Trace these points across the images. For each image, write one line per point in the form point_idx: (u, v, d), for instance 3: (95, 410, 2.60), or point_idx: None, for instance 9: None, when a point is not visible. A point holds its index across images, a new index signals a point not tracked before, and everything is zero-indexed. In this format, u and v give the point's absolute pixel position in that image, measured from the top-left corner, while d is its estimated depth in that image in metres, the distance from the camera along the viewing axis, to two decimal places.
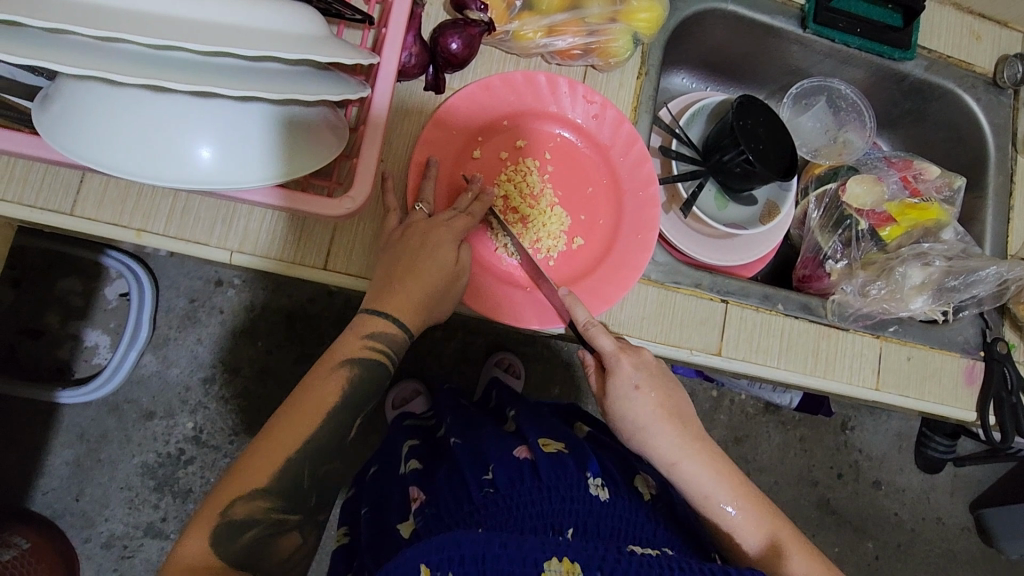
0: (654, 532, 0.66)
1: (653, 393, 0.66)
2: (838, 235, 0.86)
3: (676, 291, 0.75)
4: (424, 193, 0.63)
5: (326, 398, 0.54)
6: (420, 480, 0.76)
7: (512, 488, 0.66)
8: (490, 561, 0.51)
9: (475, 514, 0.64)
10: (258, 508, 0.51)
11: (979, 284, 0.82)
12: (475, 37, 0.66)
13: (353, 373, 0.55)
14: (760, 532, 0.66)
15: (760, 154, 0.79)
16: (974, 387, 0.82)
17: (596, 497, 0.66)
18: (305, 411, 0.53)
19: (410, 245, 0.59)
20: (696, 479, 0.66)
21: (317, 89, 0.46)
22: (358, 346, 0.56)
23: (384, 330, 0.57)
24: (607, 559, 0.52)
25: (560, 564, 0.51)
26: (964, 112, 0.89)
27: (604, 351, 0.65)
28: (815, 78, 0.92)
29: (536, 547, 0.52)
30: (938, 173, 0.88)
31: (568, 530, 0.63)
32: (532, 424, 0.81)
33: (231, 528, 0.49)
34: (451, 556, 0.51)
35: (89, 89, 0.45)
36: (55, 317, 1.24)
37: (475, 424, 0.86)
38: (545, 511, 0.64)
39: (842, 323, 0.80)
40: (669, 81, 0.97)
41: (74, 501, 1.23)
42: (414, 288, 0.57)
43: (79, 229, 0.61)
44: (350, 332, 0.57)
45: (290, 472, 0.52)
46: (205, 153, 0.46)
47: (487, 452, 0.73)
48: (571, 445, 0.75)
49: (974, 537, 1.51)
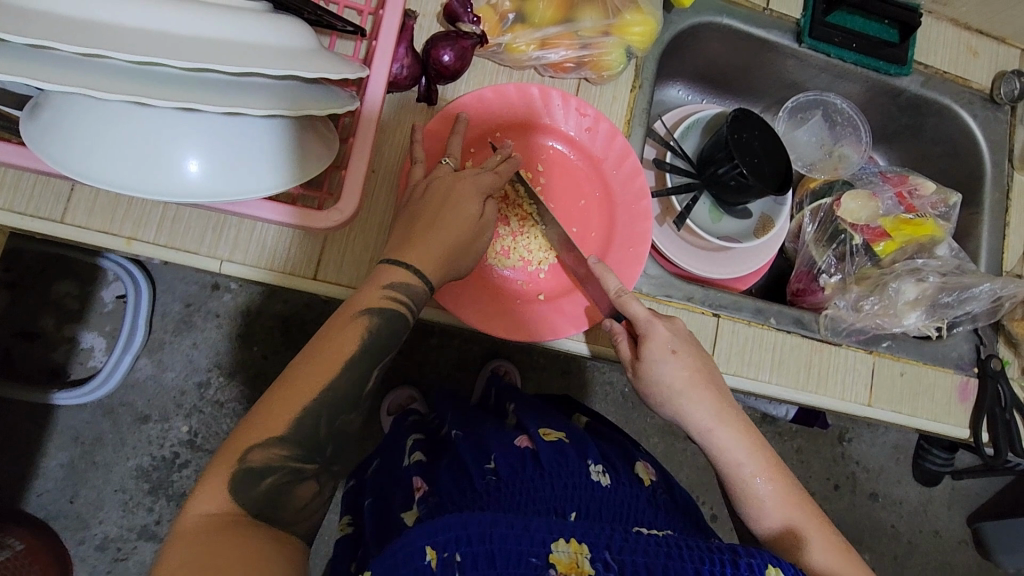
0: (655, 517, 0.67)
1: (688, 359, 0.65)
2: (833, 250, 0.86)
3: (667, 303, 0.75)
4: (451, 146, 0.64)
5: (344, 348, 0.54)
6: (422, 471, 0.75)
7: (514, 475, 0.66)
8: (497, 541, 0.49)
9: (478, 500, 0.64)
10: (276, 455, 0.50)
11: (972, 300, 0.82)
12: (467, 49, 0.66)
13: (373, 321, 0.55)
14: (789, 514, 0.62)
15: (754, 168, 0.79)
16: (968, 403, 0.81)
17: (599, 483, 0.68)
18: (328, 356, 0.53)
19: (434, 199, 0.60)
20: (728, 447, 0.65)
21: (303, 104, 0.46)
22: (378, 296, 0.55)
23: (404, 281, 0.56)
24: (613, 539, 0.51)
25: (568, 544, 0.50)
26: (960, 128, 0.89)
27: (638, 318, 0.65)
28: (810, 92, 0.92)
29: (542, 528, 0.51)
30: (933, 189, 0.88)
31: (570, 514, 0.64)
32: (532, 416, 0.81)
33: (252, 474, 0.48)
34: (458, 536, 0.49)
35: (74, 101, 0.45)
36: (51, 320, 1.25)
37: (477, 420, 0.86)
38: (547, 497, 0.65)
39: (834, 338, 0.79)
40: (664, 93, 0.97)
41: (68, 503, 1.23)
42: (435, 239, 0.58)
43: (69, 236, 0.61)
44: (376, 279, 0.56)
45: (308, 422, 0.51)
46: (190, 167, 0.46)
47: (489, 442, 0.74)
48: (570, 434, 0.77)
49: (970, 550, 1.50)
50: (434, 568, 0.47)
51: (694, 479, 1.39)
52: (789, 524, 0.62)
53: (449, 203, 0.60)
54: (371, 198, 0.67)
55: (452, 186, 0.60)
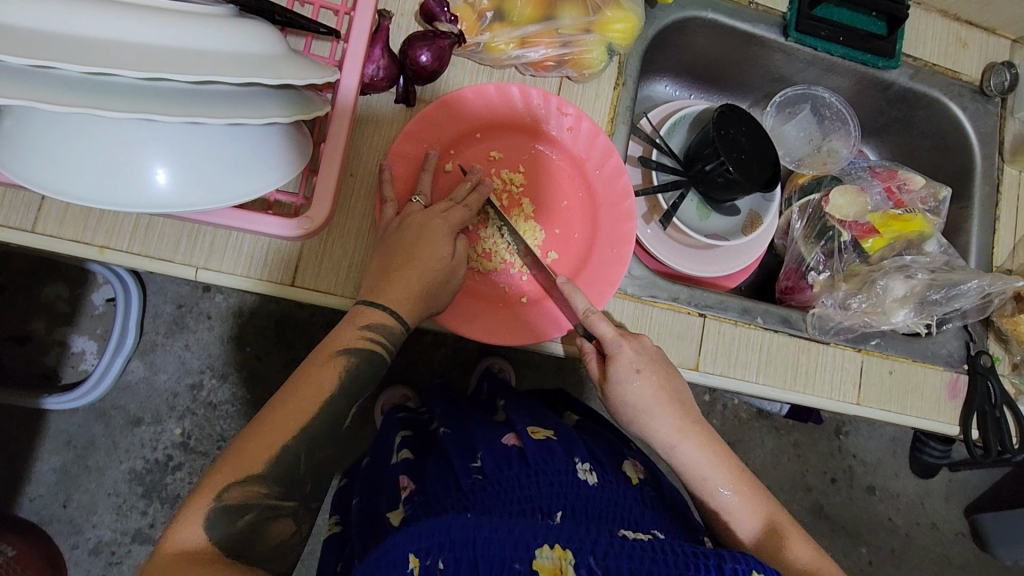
0: (643, 513, 0.64)
1: (652, 379, 0.64)
2: (821, 247, 0.85)
3: (652, 304, 0.74)
4: (420, 184, 0.63)
5: (321, 391, 0.53)
6: (408, 469, 0.75)
7: (500, 472, 0.66)
8: (481, 545, 0.49)
9: (463, 500, 0.63)
10: (252, 492, 0.49)
11: (962, 297, 0.81)
12: (445, 49, 0.65)
13: (351, 360, 0.55)
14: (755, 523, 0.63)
15: (740, 165, 0.78)
16: (958, 400, 0.80)
17: (584, 481, 0.65)
18: (302, 398, 0.53)
19: (408, 236, 0.59)
20: (699, 461, 0.64)
21: (269, 112, 0.45)
22: (355, 336, 0.56)
23: (379, 322, 0.56)
24: (599, 543, 0.50)
25: (551, 551, 0.48)
26: (951, 121, 0.88)
27: (604, 337, 0.64)
28: (799, 86, 0.91)
29: (527, 532, 0.49)
30: (923, 184, 0.87)
31: (557, 513, 0.60)
32: (521, 414, 0.80)
33: (228, 511, 0.47)
34: (441, 541, 0.49)
35: (33, 112, 0.44)
36: (42, 323, 1.24)
37: (464, 417, 0.85)
38: (533, 494, 0.63)
39: (822, 337, 0.79)
40: (652, 89, 0.96)
41: (61, 508, 1.22)
42: (413, 277, 0.58)
43: (40, 245, 0.60)
44: (349, 321, 0.56)
45: (287, 456, 0.51)
46: (158, 177, 0.45)
47: (476, 441, 0.73)
48: (559, 432, 0.75)
49: (968, 542, 1.50)
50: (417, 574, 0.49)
51: None
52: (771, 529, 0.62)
53: (425, 234, 0.59)
54: (351, 203, 0.66)
55: (424, 221, 0.60)
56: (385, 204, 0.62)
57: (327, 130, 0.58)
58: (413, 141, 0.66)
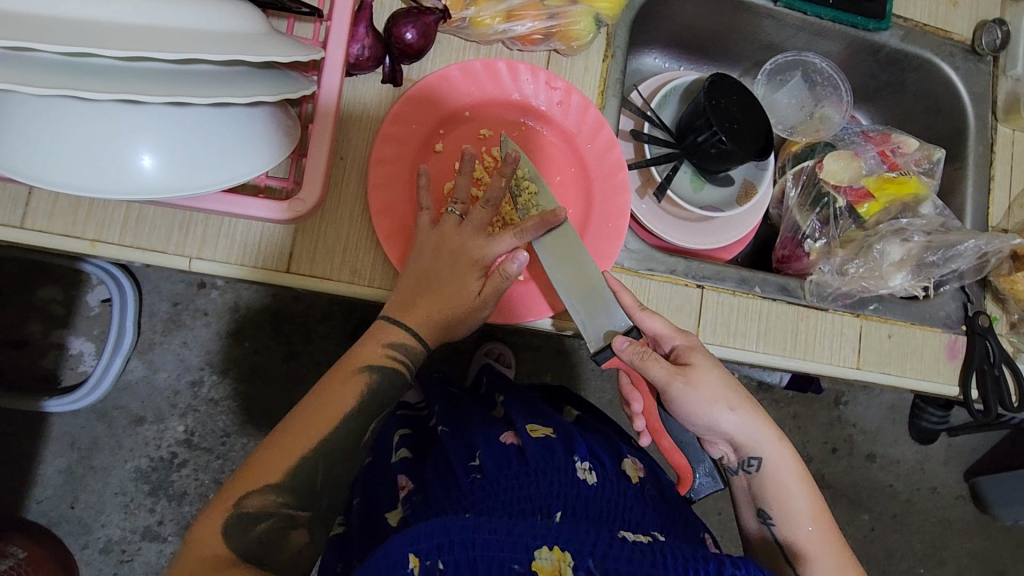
0: (643, 513, 0.65)
1: (734, 389, 0.61)
2: (817, 214, 0.85)
3: (650, 278, 0.74)
4: (458, 193, 0.63)
5: (343, 402, 0.56)
6: (408, 469, 0.77)
7: (499, 471, 0.67)
8: (480, 547, 0.49)
9: (462, 499, 0.65)
10: (270, 502, 0.52)
11: (958, 258, 0.81)
12: (430, 25, 0.64)
13: (371, 377, 0.58)
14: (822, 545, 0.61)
15: (733, 134, 0.77)
16: (957, 361, 0.81)
17: (584, 481, 0.66)
18: (321, 415, 0.55)
19: (441, 259, 0.61)
20: (779, 475, 0.62)
21: (254, 91, 0.44)
22: (377, 353, 0.59)
23: (401, 341, 0.59)
24: (599, 544, 0.49)
25: (551, 552, 0.48)
26: (942, 82, 0.87)
27: (662, 329, 0.64)
28: (789, 52, 0.90)
29: (526, 533, 0.50)
30: (917, 146, 0.86)
31: (557, 512, 0.61)
32: (521, 410, 0.81)
33: (244, 520, 0.50)
34: (440, 543, 0.49)
35: (13, 97, 0.43)
36: (38, 326, 1.23)
37: (464, 412, 0.85)
38: (533, 495, 0.63)
39: (820, 304, 0.79)
40: (640, 62, 0.94)
41: (69, 509, 1.23)
42: (433, 307, 0.60)
43: (30, 241, 0.59)
44: (372, 338, 0.59)
45: (303, 473, 0.53)
46: (143, 163, 0.44)
47: (474, 437, 0.75)
48: (558, 429, 0.76)
49: (968, 505, 1.52)
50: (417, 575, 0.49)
51: None
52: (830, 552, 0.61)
53: (455, 262, 0.61)
54: (341, 187, 0.65)
55: (460, 245, 0.61)
56: (420, 212, 0.62)
57: (312, 124, 0.57)
58: (402, 120, 0.65)
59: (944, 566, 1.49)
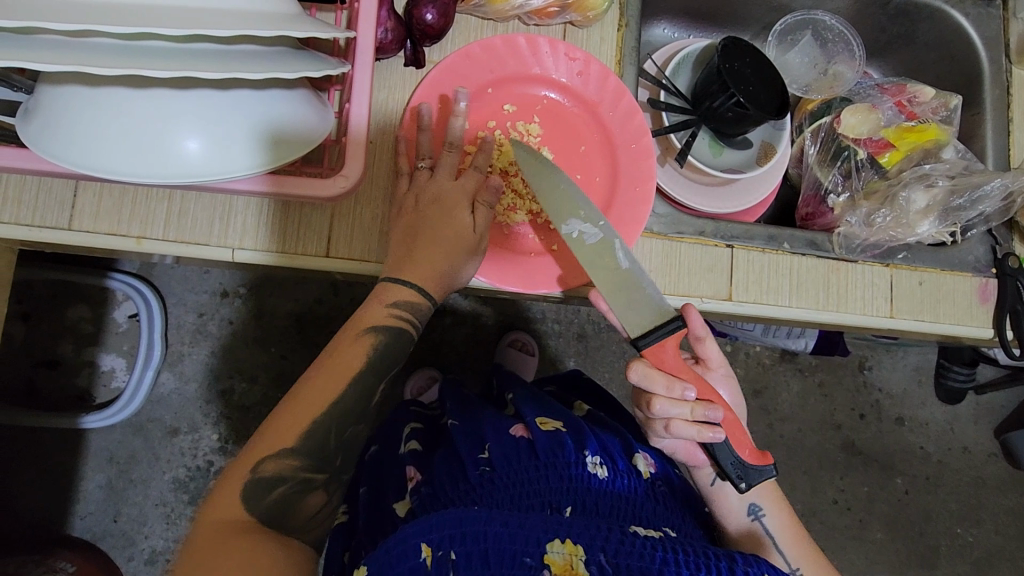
0: (654, 510, 0.66)
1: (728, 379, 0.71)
2: (838, 168, 0.85)
3: (680, 240, 0.75)
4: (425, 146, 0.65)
5: (353, 363, 0.57)
6: (416, 460, 0.77)
7: (509, 465, 0.67)
8: (492, 539, 0.50)
9: (471, 492, 0.65)
10: (287, 466, 0.52)
11: (986, 200, 0.80)
12: (449, 5, 0.65)
13: (378, 338, 0.58)
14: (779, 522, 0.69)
15: (750, 95, 0.77)
16: (989, 304, 0.81)
17: (594, 475, 0.67)
18: (333, 374, 0.56)
19: (427, 210, 0.62)
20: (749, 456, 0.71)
21: (294, 66, 0.46)
22: (384, 313, 0.58)
23: (406, 297, 0.59)
24: (610, 540, 0.52)
25: (562, 545, 0.51)
26: (954, 29, 0.87)
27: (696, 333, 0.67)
28: (798, 12, 0.91)
29: (538, 526, 0.51)
30: (933, 95, 0.87)
31: (566, 508, 0.62)
32: (529, 403, 0.81)
33: (263, 484, 0.51)
34: (453, 533, 0.50)
35: (67, 89, 0.45)
36: (69, 345, 1.25)
37: (476, 406, 0.84)
38: (542, 489, 0.64)
39: (850, 255, 0.79)
40: (651, 33, 0.96)
41: (112, 522, 1.25)
42: (435, 254, 0.60)
43: (80, 241, 0.61)
44: (377, 299, 0.59)
45: (319, 434, 0.54)
46: (189, 146, 0.47)
47: (483, 429, 0.74)
48: (568, 424, 0.76)
49: (1001, 462, 1.50)
50: (429, 565, 0.49)
51: None
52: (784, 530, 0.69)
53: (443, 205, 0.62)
54: (375, 169, 0.67)
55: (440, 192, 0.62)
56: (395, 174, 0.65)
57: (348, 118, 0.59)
58: (429, 101, 0.66)
59: (982, 525, 1.48)
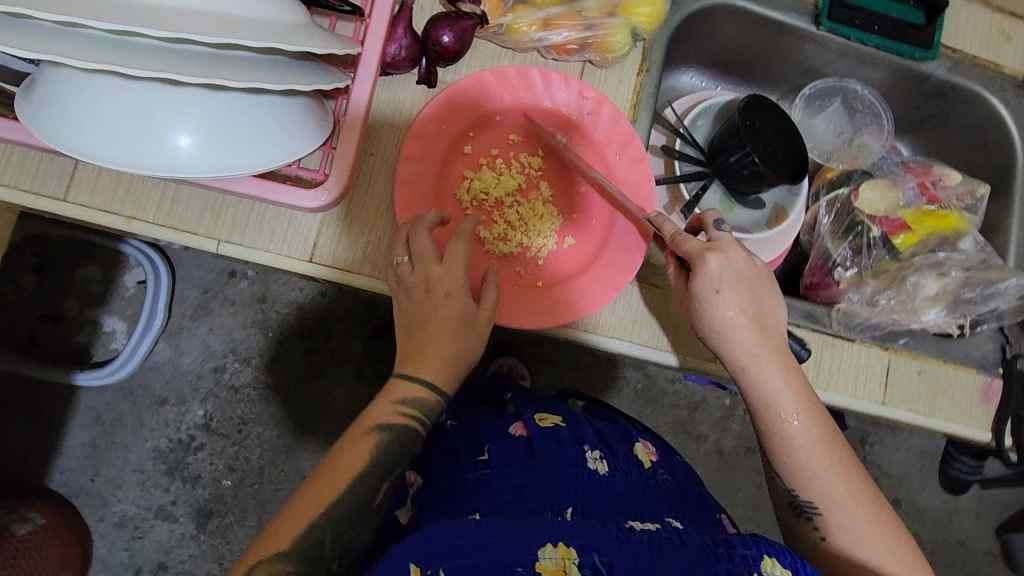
0: (654, 501, 0.63)
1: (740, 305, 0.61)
2: (849, 242, 0.82)
3: (670, 294, 0.73)
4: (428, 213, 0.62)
5: (353, 461, 0.57)
6: (415, 463, 0.76)
7: (506, 466, 0.66)
8: (479, 553, 0.47)
9: (468, 497, 0.64)
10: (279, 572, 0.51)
11: (998, 296, 0.79)
12: (468, 30, 0.65)
13: (382, 437, 0.58)
14: (823, 474, 0.59)
15: (767, 156, 0.75)
16: (991, 405, 0.77)
17: (595, 471, 0.65)
18: (335, 472, 0.56)
19: (419, 303, 0.60)
20: (776, 391, 0.61)
21: (286, 78, 0.47)
22: (391, 411, 0.59)
23: (415, 396, 0.59)
24: (603, 539, 0.47)
25: (555, 550, 0.46)
26: (992, 116, 0.84)
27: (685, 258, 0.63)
28: (829, 78, 0.88)
29: (529, 533, 0.48)
30: (959, 181, 0.84)
31: (567, 510, 0.59)
32: (527, 402, 0.80)
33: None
34: (438, 550, 0.48)
35: (65, 72, 0.46)
36: (75, 303, 1.28)
37: (471, 411, 0.82)
38: (542, 492, 0.61)
39: (847, 334, 0.76)
40: (676, 80, 0.94)
41: (89, 482, 1.26)
42: (436, 347, 0.59)
43: (72, 213, 0.62)
44: (387, 396, 0.60)
45: (314, 537, 0.53)
46: (173, 142, 0.47)
47: (481, 433, 0.73)
48: (567, 418, 0.75)
49: (997, 562, 1.43)
50: None
51: (709, 479, 1.34)
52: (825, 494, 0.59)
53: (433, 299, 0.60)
54: (371, 180, 0.67)
55: (432, 283, 0.59)
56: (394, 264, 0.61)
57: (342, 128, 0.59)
58: (434, 123, 0.66)
59: None
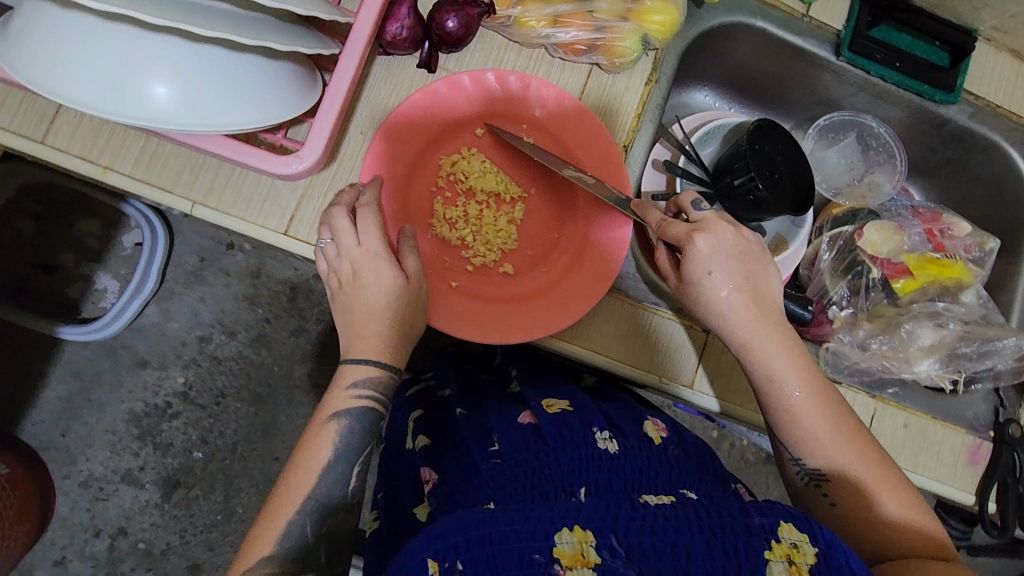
0: (670, 477, 0.60)
1: (731, 280, 0.59)
2: (847, 282, 0.78)
3: (653, 312, 0.71)
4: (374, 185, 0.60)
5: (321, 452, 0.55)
6: (427, 459, 0.68)
7: (516, 455, 0.61)
8: (498, 540, 0.44)
9: (479, 484, 0.59)
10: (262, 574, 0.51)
11: (994, 355, 0.77)
12: (474, 17, 0.64)
13: (341, 425, 0.56)
14: (836, 447, 0.57)
15: (771, 182, 0.73)
16: (978, 467, 0.74)
17: (605, 450, 0.62)
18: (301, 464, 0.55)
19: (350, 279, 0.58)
20: (774, 364, 0.59)
21: (263, 35, 0.45)
22: (345, 398, 0.57)
23: (364, 374, 0.57)
24: (620, 518, 0.44)
25: (571, 533, 0.43)
26: (1010, 169, 0.81)
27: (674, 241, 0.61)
28: (846, 112, 0.86)
29: (544, 517, 0.44)
30: (969, 232, 0.80)
31: (580, 491, 0.56)
32: (534, 388, 0.77)
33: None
34: (457, 542, 0.45)
35: (41, 6, 0.45)
36: (70, 256, 1.27)
37: (478, 395, 0.79)
38: (554, 476, 0.57)
39: (835, 375, 0.75)
40: (690, 96, 0.91)
41: (60, 437, 1.25)
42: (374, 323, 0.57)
43: (49, 157, 0.61)
44: (336, 383, 0.57)
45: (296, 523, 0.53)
46: (141, 88, 0.45)
47: (489, 423, 0.69)
48: (573, 403, 0.72)
49: None
50: None
51: None
52: (841, 464, 0.57)
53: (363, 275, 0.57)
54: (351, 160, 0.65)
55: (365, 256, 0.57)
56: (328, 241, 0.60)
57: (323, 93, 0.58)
58: (421, 114, 0.65)
59: None
